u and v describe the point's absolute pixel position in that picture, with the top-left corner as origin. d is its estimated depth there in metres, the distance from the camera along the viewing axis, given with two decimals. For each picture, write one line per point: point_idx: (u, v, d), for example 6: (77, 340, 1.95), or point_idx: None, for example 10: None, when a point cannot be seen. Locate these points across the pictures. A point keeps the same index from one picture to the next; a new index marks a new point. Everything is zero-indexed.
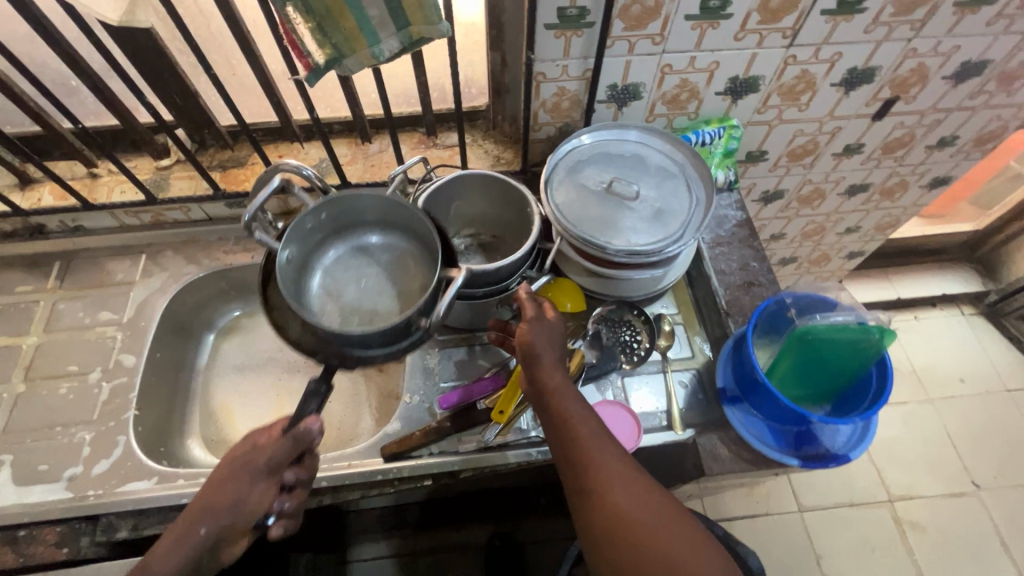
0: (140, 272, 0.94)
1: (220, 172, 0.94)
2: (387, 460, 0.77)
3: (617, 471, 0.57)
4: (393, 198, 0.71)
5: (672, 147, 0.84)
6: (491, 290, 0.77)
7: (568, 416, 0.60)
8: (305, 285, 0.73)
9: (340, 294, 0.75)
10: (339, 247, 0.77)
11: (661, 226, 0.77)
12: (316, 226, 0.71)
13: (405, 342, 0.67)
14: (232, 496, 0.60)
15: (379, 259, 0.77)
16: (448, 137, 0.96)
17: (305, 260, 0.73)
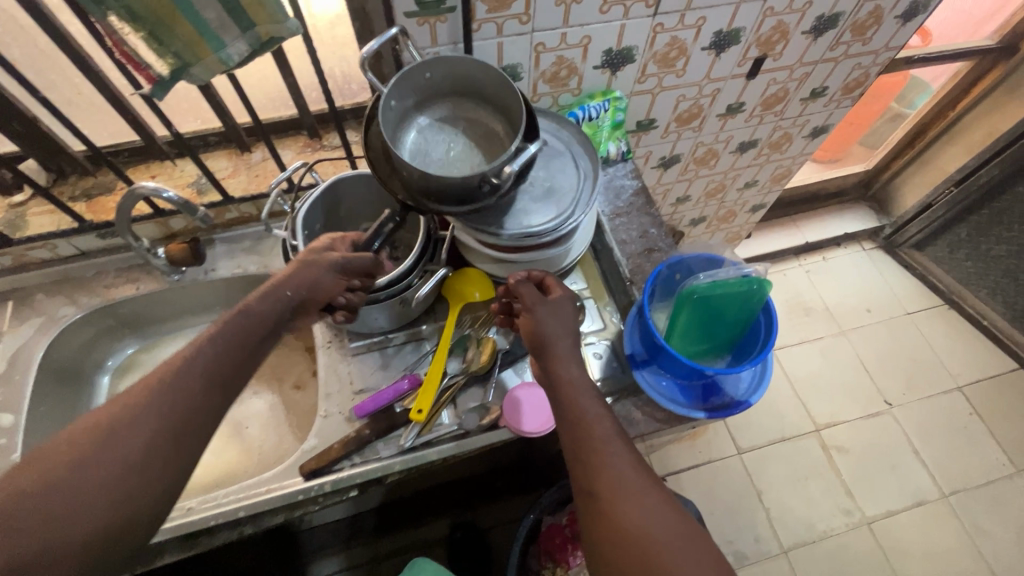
0: (8, 320, 0.86)
1: (86, 202, 0.87)
2: (307, 479, 0.75)
3: (630, 478, 0.58)
4: (498, 73, 0.71)
5: (557, 126, 0.82)
6: (391, 291, 0.76)
7: (585, 421, 0.63)
8: (399, 138, 0.74)
9: (428, 154, 0.75)
10: (437, 113, 0.77)
11: (552, 205, 0.76)
12: (420, 84, 0.72)
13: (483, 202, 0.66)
14: (319, 269, 0.66)
15: (471, 132, 0.77)
16: (335, 138, 0.93)
17: (403, 116, 0.74)
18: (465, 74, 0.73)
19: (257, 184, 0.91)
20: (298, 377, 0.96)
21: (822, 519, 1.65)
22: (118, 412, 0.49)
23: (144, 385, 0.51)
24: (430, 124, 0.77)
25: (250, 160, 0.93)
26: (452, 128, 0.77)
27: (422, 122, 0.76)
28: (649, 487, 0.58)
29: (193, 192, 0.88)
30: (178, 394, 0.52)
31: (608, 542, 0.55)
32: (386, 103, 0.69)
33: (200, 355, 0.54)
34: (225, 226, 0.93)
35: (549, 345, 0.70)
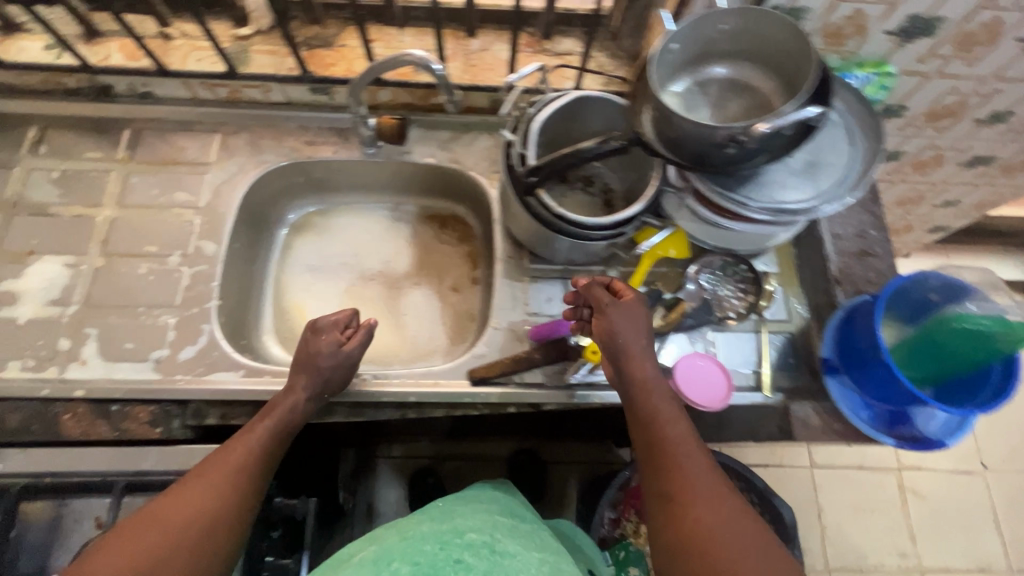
0: (214, 153, 0.87)
1: (307, 51, 0.86)
2: (474, 384, 0.76)
3: (706, 484, 0.55)
4: (801, 35, 0.63)
5: (848, 105, 0.70)
6: (608, 235, 0.72)
7: (657, 421, 0.60)
8: (667, 86, 0.72)
9: (690, 107, 0.71)
10: (716, 70, 0.71)
11: (809, 183, 0.67)
12: (710, 36, 0.68)
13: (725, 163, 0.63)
14: (332, 371, 0.70)
15: (744, 93, 0.71)
16: (559, 44, 0.87)
17: (679, 64, 0.71)
18: (761, 34, 0.66)
19: (472, 75, 0.87)
20: (458, 280, 0.95)
21: (874, 552, 1.63)
22: (202, 509, 0.55)
23: (199, 488, 0.57)
24: (703, 78, 0.72)
25: (469, 46, 0.88)
26: (724, 88, 0.71)
27: (698, 75, 0.72)
28: (720, 489, 0.55)
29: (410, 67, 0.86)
30: (246, 491, 0.59)
31: (682, 550, 0.52)
32: (666, 43, 0.67)
33: (246, 455, 0.61)
34: (427, 110, 0.90)
35: (622, 339, 0.64)
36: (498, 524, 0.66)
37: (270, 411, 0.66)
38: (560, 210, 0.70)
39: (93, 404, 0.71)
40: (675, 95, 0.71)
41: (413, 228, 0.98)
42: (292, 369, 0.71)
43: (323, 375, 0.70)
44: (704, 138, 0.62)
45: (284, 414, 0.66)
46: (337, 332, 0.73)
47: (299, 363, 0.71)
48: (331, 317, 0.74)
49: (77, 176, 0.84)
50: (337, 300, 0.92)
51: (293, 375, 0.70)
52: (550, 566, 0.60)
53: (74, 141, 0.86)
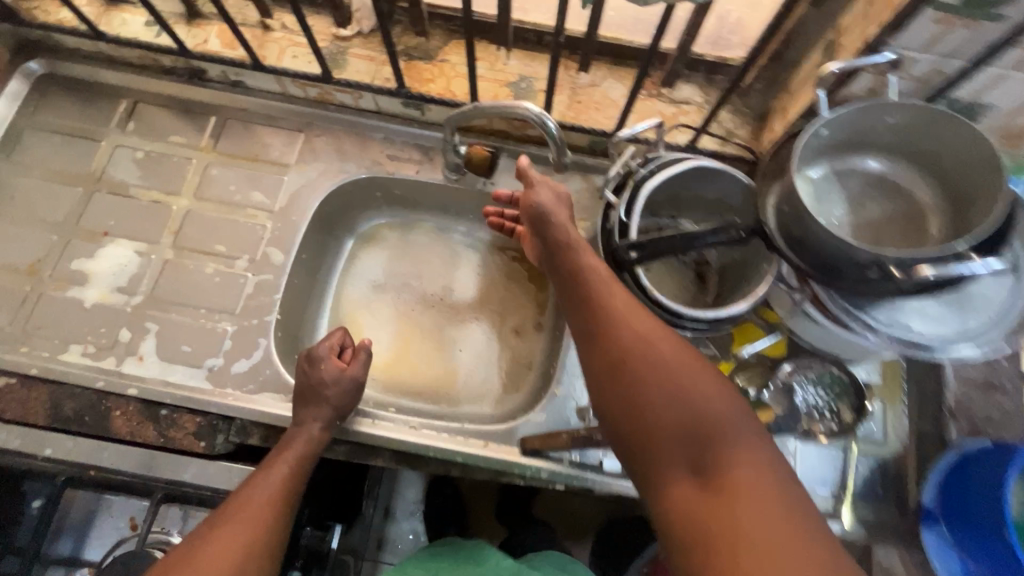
0: (296, 154, 0.84)
1: (406, 62, 0.80)
2: (526, 455, 0.71)
3: (641, 327, 0.54)
4: (991, 152, 0.53)
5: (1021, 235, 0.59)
6: (703, 326, 0.64)
7: (607, 307, 0.57)
8: (804, 170, 0.62)
9: (827, 200, 0.61)
10: (861, 162, 0.62)
11: (954, 316, 0.58)
12: (870, 126, 0.59)
13: (858, 285, 0.54)
14: (341, 397, 0.69)
15: (893, 196, 0.61)
16: (678, 92, 0.79)
17: (824, 149, 0.61)
18: (935, 136, 0.57)
19: (576, 113, 0.79)
20: (520, 323, 0.89)
21: None
22: (236, 553, 0.55)
23: (230, 534, 0.56)
24: (845, 167, 0.62)
25: (578, 79, 0.80)
26: (871, 184, 0.62)
27: (840, 163, 0.62)
28: (677, 354, 0.51)
29: (513, 95, 0.79)
30: (272, 529, 0.59)
31: (630, 432, 0.50)
32: (816, 128, 0.58)
33: (272, 493, 0.61)
34: (520, 139, 0.84)
35: (572, 251, 0.63)
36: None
37: (281, 452, 0.65)
38: (654, 292, 0.63)
39: (144, 405, 0.70)
40: (809, 182, 0.62)
41: (482, 259, 0.92)
42: (297, 403, 0.69)
43: (334, 403, 0.69)
44: (845, 255, 0.53)
45: (300, 452, 0.66)
46: (335, 358, 0.72)
47: (306, 395, 0.68)
48: (326, 343, 0.72)
49: (159, 159, 0.83)
50: (394, 323, 0.88)
51: (301, 407, 0.68)
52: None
53: (162, 121, 0.85)
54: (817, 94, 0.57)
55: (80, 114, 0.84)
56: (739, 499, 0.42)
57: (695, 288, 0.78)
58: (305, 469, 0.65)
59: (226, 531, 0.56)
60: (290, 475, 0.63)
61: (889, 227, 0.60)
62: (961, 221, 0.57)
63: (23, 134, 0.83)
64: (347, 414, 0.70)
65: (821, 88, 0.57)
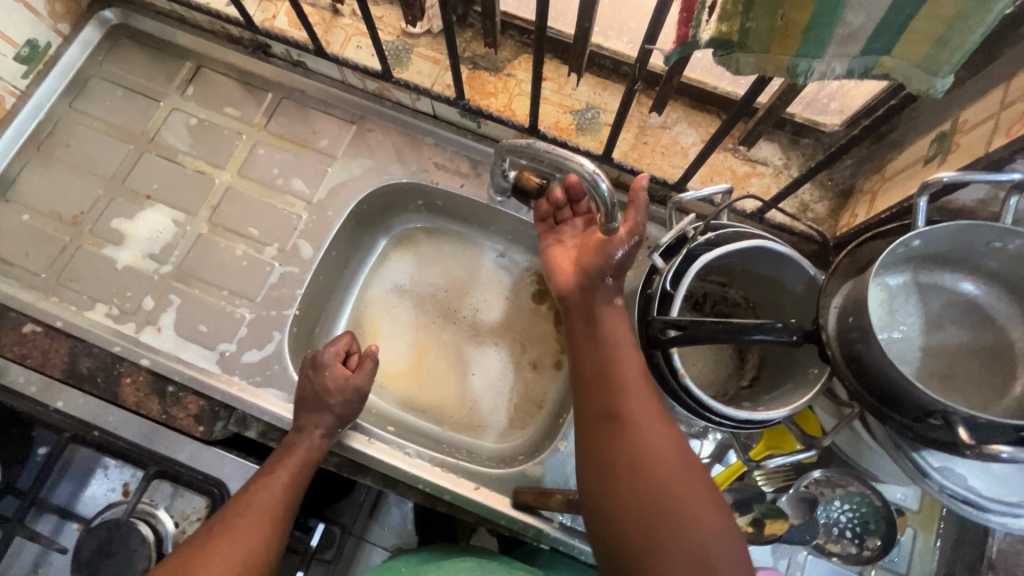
0: (344, 146, 0.81)
1: (470, 70, 0.76)
2: (515, 508, 0.68)
3: (664, 442, 0.52)
4: None
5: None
6: (728, 424, 0.59)
7: (621, 395, 0.55)
8: (883, 278, 0.54)
9: (902, 318, 0.54)
10: (949, 279, 0.54)
11: (1021, 480, 0.51)
12: (973, 246, 0.51)
13: (915, 430, 0.48)
14: (344, 407, 0.68)
15: (979, 330, 0.53)
16: (756, 152, 0.72)
17: (912, 260, 0.54)
18: None
19: (639, 155, 0.73)
20: (539, 357, 0.84)
21: None
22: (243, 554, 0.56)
23: (234, 532, 0.57)
24: (930, 281, 0.54)
25: (649, 119, 0.74)
26: (958, 309, 0.54)
27: (927, 274, 0.54)
28: (691, 465, 0.52)
29: (575, 124, 0.74)
30: (278, 530, 0.59)
31: (633, 537, 0.49)
32: (908, 240, 0.50)
33: (275, 494, 0.61)
34: None
35: (598, 318, 0.60)
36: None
37: (281, 459, 0.64)
38: (686, 378, 0.57)
39: (154, 378, 0.71)
40: (885, 290, 0.54)
41: (513, 281, 0.88)
42: (299, 408, 0.67)
43: (338, 412, 0.67)
44: (907, 397, 0.47)
45: (299, 462, 0.64)
46: (339, 364, 0.70)
47: (308, 402, 0.67)
48: (332, 349, 0.70)
49: (212, 129, 0.82)
50: (411, 333, 0.85)
51: (304, 413, 0.67)
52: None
53: (220, 90, 0.84)
54: (917, 201, 0.50)
55: (144, 70, 0.84)
56: None
57: (732, 365, 0.72)
58: (308, 473, 0.65)
59: (230, 529, 0.57)
60: (293, 477, 0.63)
61: (966, 360, 0.53)
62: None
63: (89, 82, 0.83)
64: (348, 421, 0.69)
65: (924, 196, 0.49)
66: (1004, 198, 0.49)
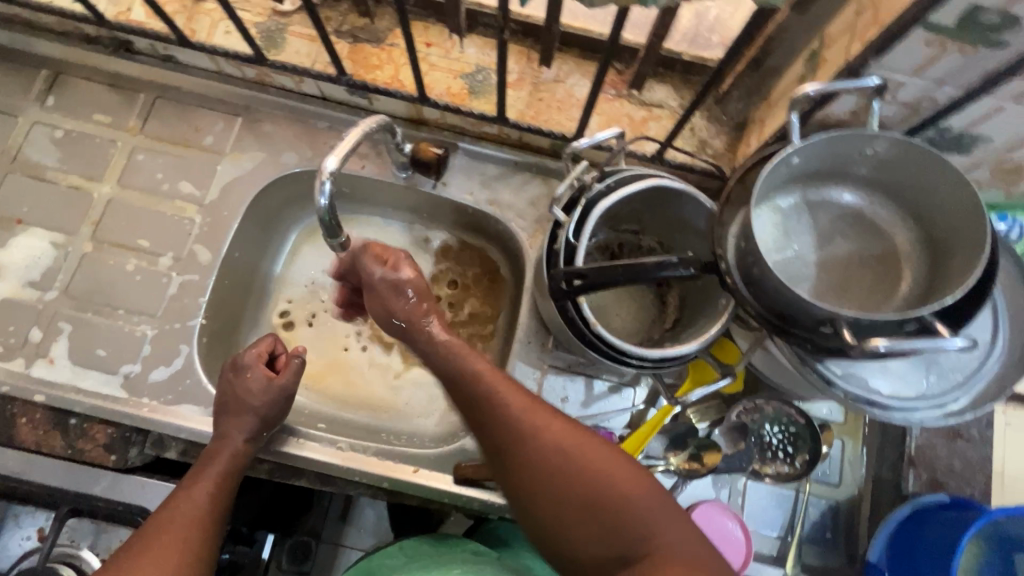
0: (231, 141, 0.77)
1: (350, 44, 0.72)
2: (458, 483, 0.67)
3: (550, 429, 0.51)
4: (977, 200, 0.47)
5: (1008, 286, 0.54)
6: (649, 366, 0.59)
7: (495, 401, 0.52)
8: (772, 200, 0.55)
9: (794, 237, 0.55)
10: (834, 193, 0.55)
11: (920, 374, 0.53)
12: (848, 156, 0.52)
13: (814, 341, 0.49)
14: (267, 408, 0.63)
15: (867, 238, 0.55)
16: (650, 94, 0.71)
17: (796, 179, 0.55)
18: (918, 174, 0.50)
19: (536, 112, 0.72)
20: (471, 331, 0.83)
21: None
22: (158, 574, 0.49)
23: (148, 553, 0.50)
24: (817, 197, 0.55)
25: (541, 74, 0.73)
26: (845, 221, 0.55)
27: (812, 192, 0.55)
28: (586, 438, 0.50)
29: (467, 88, 0.72)
30: (202, 544, 0.53)
31: (559, 520, 0.49)
32: (787, 157, 0.51)
33: (195, 505, 0.55)
34: (476, 136, 0.77)
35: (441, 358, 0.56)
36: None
37: (203, 469, 0.58)
38: (598, 326, 0.57)
39: (54, 412, 0.66)
40: (775, 211, 0.55)
41: (434, 260, 0.84)
42: (219, 416, 0.63)
43: (261, 414, 0.63)
44: (800, 309, 0.47)
45: (223, 467, 0.59)
46: (263, 366, 0.65)
47: (228, 408, 0.63)
48: (253, 350, 0.65)
49: (82, 139, 0.76)
50: (335, 327, 0.82)
51: (225, 421, 0.62)
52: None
53: (85, 96, 0.77)
54: (790, 118, 0.50)
55: None
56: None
57: (655, 308, 0.72)
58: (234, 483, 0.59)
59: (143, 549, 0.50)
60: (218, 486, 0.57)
61: (858, 268, 0.54)
62: (938, 269, 0.51)
63: None
64: (275, 420, 0.65)
65: (795, 112, 0.50)
66: (868, 104, 0.50)
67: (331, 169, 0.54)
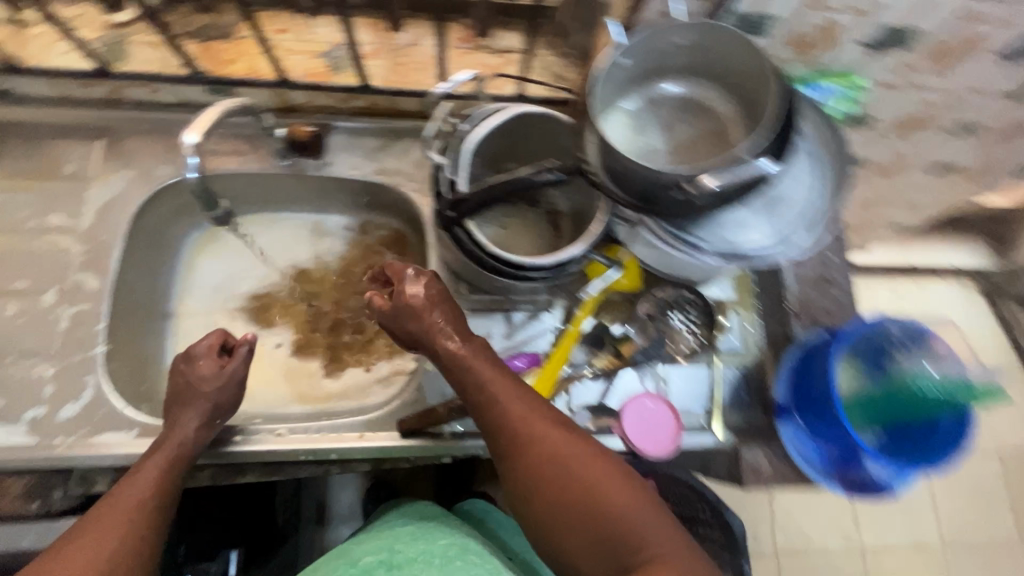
0: (96, 165, 0.74)
1: (200, 43, 0.72)
2: (404, 436, 0.69)
3: (555, 441, 0.53)
4: (764, 58, 0.55)
5: (816, 128, 0.63)
6: (548, 274, 0.64)
7: (502, 405, 0.56)
8: (617, 103, 0.63)
9: (643, 130, 0.62)
10: (666, 87, 0.63)
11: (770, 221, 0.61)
12: (666, 49, 0.60)
13: (669, 207, 0.56)
14: (221, 397, 0.63)
15: (701, 118, 0.63)
16: (501, 41, 0.77)
17: (631, 81, 0.63)
18: (722, 53, 0.59)
19: (399, 76, 0.75)
20: None
21: (822, 536, 1.68)
22: (97, 556, 0.47)
23: (89, 538, 0.49)
24: (653, 93, 0.63)
25: (395, 40, 0.76)
26: (681, 108, 0.63)
27: (650, 91, 0.63)
28: (588, 455, 0.53)
29: (326, 65, 0.74)
30: (147, 530, 0.52)
31: (557, 527, 0.51)
32: (615, 57, 0.58)
33: (140, 490, 0.54)
34: (350, 113, 0.79)
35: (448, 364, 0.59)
36: (399, 530, 0.67)
37: (150, 457, 0.57)
38: (493, 248, 0.61)
39: None
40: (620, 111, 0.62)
41: (339, 242, 0.86)
42: (169, 407, 0.62)
43: (215, 401, 0.63)
44: (650, 179, 0.54)
45: (172, 455, 0.58)
46: (214, 358, 0.65)
47: (179, 398, 0.62)
48: (205, 341, 0.65)
49: None
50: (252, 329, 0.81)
51: (175, 411, 0.61)
52: (456, 551, 0.63)
53: None
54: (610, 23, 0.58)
55: None
56: None
57: (551, 236, 0.78)
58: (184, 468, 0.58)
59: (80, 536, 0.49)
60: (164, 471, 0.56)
61: (700, 145, 0.62)
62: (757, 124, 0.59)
63: None
64: (233, 404, 0.65)
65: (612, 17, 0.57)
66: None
67: (192, 144, 0.57)
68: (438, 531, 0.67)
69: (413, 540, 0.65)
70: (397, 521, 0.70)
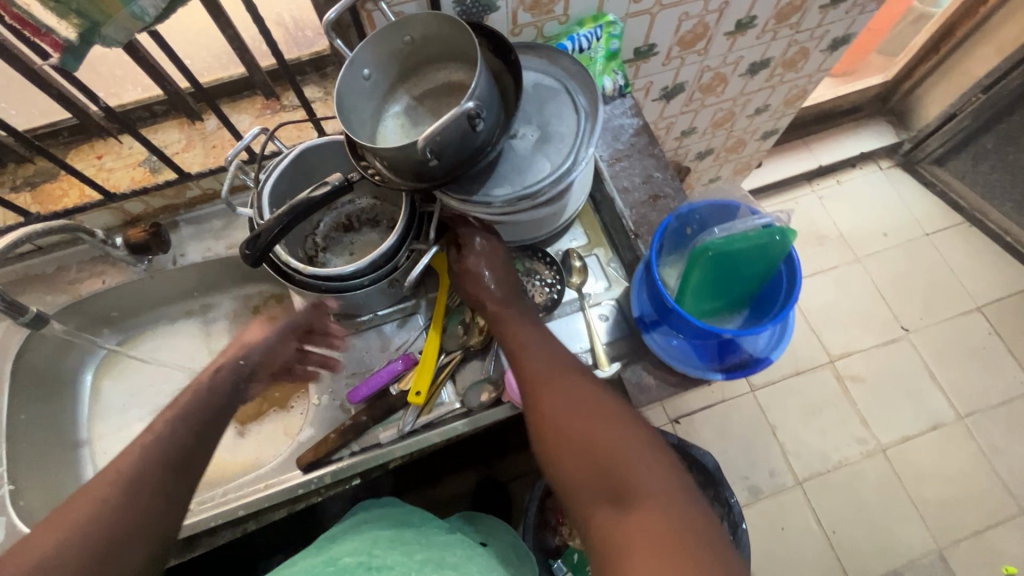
0: None
1: (31, 191, 0.80)
2: (306, 471, 0.72)
3: (567, 383, 0.62)
4: (463, 25, 0.62)
5: (562, 68, 0.71)
6: (378, 274, 0.69)
7: (529, 352, 0.67)
8: (386, 111, 0.71)
9: (413, 125, 0.69)
10: (423, 81, 0.71)
11: (545, 157, 0.66)
12: (401, 50, 0.67)
13: (440, 177, 0.61)
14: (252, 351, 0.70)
15: (457, 97, 0.69)
16: (294, 97, 0.85)
17: (389, 89, 0.71)
18: (446, 36, 0.65)
19: (215, 156, 0.83)
20: None
21: (836, 448, 1.65)
22: (113, 500, 0.52)
23: (111, 483, 0.53)
24: (414, 91, 0.71)
25: (204, 129, 0.84)
26: (439, 94, 0.70)
27: (412, 89, 0.71)
28: (598, 401, 0.60)
29: (147, 170, 0.81)
30: (160, 473, 0.55)
31: (558, 450, 0.58)
32: (356, 72, 0.65)
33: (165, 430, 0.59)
34: (189, 204, 0.86)
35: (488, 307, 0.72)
36: (378, 539, 0.65)
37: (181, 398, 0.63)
38: (308, 269, 0.68)
39: None
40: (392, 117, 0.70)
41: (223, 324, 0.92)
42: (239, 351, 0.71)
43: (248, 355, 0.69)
44: (405, 158, 0.58)
45: (194, 397, 0.63)
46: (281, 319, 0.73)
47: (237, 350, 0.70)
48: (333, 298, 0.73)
49: None
50: None
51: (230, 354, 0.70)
52: (433, 565, 0.60)
53: None
54: (337, 43, 0.64)
55: None
56: (630, 518, 0.50)
57: None
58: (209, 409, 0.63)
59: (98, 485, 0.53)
60: (184, 419, 0.60)
61: None
62: (501, 85, 0.66)
63: None
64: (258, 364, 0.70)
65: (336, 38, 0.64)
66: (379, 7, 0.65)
67: None
68: (416, 545, 0.66)
69: (391, 547, 0.64)
70: (378, 529, 0.69)
